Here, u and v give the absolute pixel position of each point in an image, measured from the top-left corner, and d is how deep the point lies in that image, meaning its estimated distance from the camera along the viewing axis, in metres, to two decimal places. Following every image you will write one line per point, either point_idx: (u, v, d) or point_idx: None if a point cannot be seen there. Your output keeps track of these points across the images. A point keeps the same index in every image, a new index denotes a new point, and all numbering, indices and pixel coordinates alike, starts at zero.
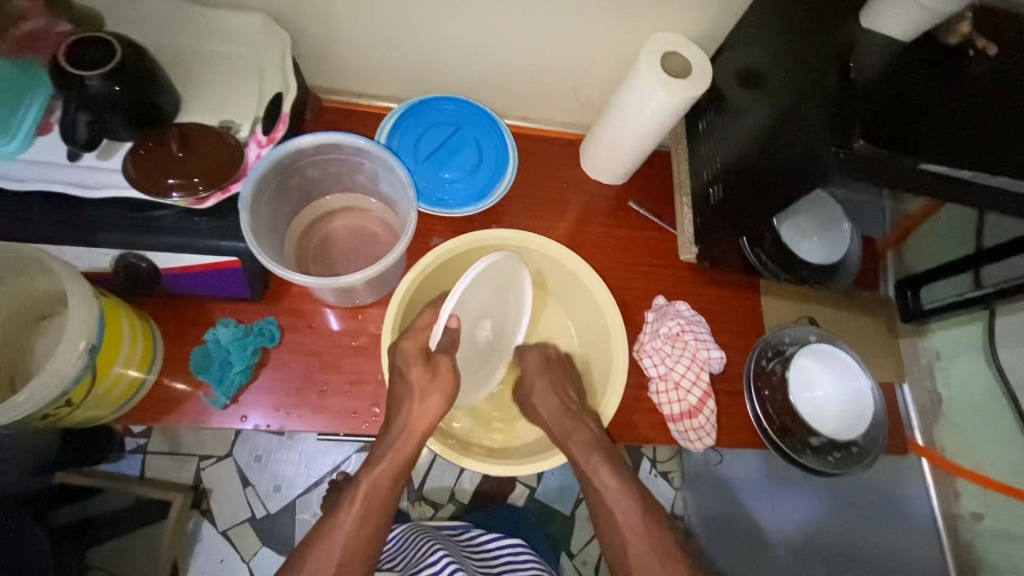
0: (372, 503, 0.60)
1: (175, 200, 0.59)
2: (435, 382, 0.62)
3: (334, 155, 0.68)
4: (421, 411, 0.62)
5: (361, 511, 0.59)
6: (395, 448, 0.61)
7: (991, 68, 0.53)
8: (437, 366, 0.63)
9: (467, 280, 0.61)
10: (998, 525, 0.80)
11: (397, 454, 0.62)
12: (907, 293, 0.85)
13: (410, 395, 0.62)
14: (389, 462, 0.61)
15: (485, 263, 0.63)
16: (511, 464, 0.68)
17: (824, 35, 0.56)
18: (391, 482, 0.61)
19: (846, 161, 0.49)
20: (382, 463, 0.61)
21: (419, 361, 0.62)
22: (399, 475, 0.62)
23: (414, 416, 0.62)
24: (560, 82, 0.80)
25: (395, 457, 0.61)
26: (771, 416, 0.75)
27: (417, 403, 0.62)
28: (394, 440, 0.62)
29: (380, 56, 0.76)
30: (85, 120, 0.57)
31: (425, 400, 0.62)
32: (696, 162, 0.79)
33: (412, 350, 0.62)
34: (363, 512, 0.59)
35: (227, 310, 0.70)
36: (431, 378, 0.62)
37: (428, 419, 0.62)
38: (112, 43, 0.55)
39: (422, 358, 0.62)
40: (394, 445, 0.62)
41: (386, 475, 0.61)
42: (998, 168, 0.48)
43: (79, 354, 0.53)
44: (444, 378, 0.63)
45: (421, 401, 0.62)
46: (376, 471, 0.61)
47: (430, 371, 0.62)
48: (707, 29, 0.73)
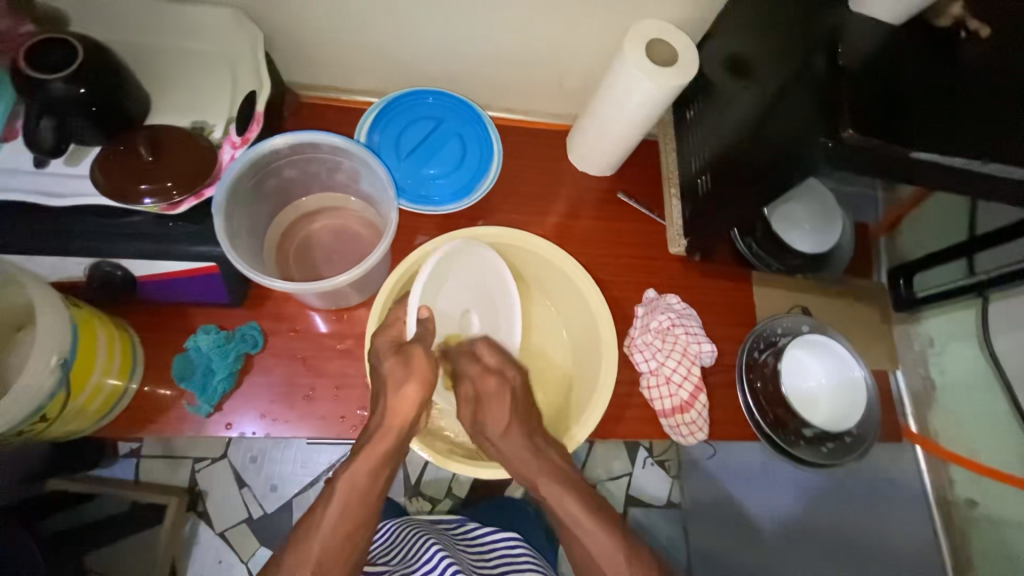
0: (351, 500, 0.58)
1: (147, 206, 0.57)
2: (409, 373, 0.60)
3: (312, 155, 0.66)
4: (397, 402, 0.60)
5: (340, 506, 0.57)
6: (372, 443, 0.59)
7: (985, 52, 0.52)
8: (409, 357, 0.60)
9: (427, 269, 0.60)
10: (993, 513, 0.81)
11: (375, 449, 0.59)
12: (899, 281, 0.84)
13: (387, 384, 0.60)
14: (369, 458, 0.59)
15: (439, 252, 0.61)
16: (499, 466, 0.67)
17: (812, 19, 0.54)
18: (370, 478, 0.59)
19: (836, 151, 0.48)
20: (360, 458, 0.59)
21: (392, 351, 0.61)
22: (381, 470, 0.60)
23: (393, 406, 0.60)
24: (545, 72, 0.78)
25: (373, 451, 0.59)
26: (763, 408, 0.74)
27: (397, 392, 0.60)
28: (374, 432, 0.60)
29: (359, 50, 0.74)
30: (49, 125, 0.55)
31: (400, 389, 0.60)
32: (684, 153, 0.78)
33: (386, 343, 0.62)
34: (343, 506, 0.57)
35: (210, 316, 0.69)
36: (406, 369, 0.59)
37: (408, 409, 0.60)
38: (74, 44, 0.53)
39: (394, 350, 0.61)
40: (374, 437, 0.60)
41: (363, 469, 0.58)
42: (991, 154, 0.47)
43: (51, 369, 0.52)
44: (419, 370, 0.60)
45: (397, 390, 0.60)
46: (353, 466, 0.59)
47: (401, 364, 0.59)
48: (693, 14, 0.71)
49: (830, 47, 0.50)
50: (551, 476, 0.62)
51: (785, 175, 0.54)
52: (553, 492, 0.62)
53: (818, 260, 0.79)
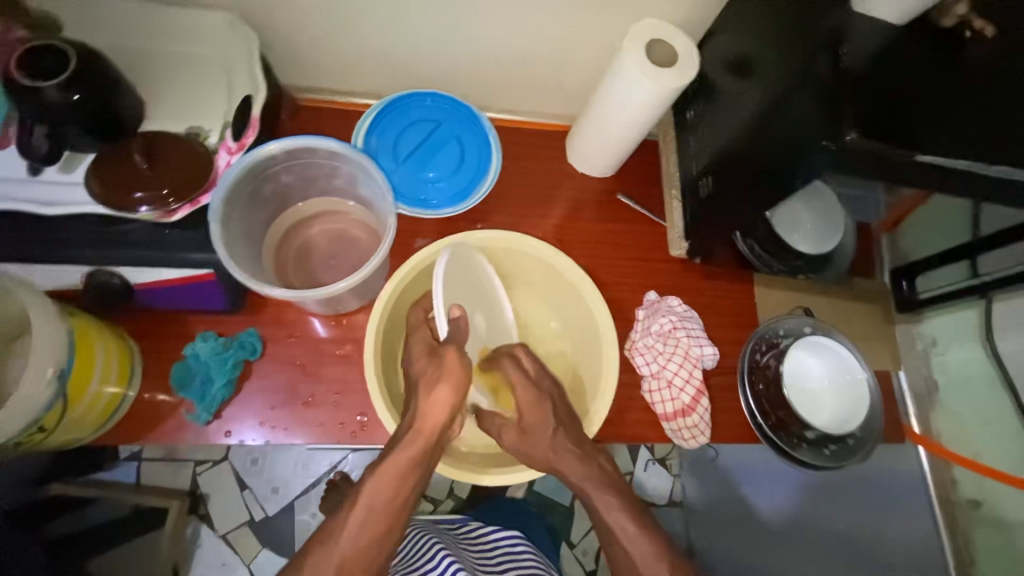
0: (376, 510, 0.52)
1: (143, 214, 0.57)
2: (441, 372, 0.58)
3: (308, 160, 0.65)
4: (430, 405, 0.57)
5: (361, 520, 0.51)
6: (405, 445, 0.55)
7: (990, 52, 0.51)
8: (441, 359, 0.58)
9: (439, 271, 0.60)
10: (996, 513, 0.81)
11: (408, 455, 0.55)
12: (902, 282, 0.84)
13: (419, 385, 0.58)
14: (402, 464, 0.53)
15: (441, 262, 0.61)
16: (505, 470, 0.67)
17: (813, 20, 0.53)
18: (397, 488, 0.53)
19: (838, 155, 0.47)
20: (391, 466, 0.54)
21: (424, 352, 0.61)
22: (412, 478, 0.54)
23: (428, 407, 0.57)
24: (543, 72, 0.77)
25: (405, 456, 0.54)
26: (766, 411, 0.74)
27: (428, 393, 0.57)
28: (403, 437, 0.56)
29: (355, 52, 0.73)
30: (44, 132, 0.55)
31: (432, 390, 0.57)
32: (684, 154, 0.77)
33: (419, 345, 0.63)
34: (366, 519, 0.51)
35: (208, 323, 0.68)
36: (437, 369, 0.57)
37: (440, 410, 0.56)
38: (67, 51, 0.52)
39: (428, 350, 0.61)
40: (403, 442, 0.56)
41: (395, 477, 0.53)
42: (999, 156, 0.46)
43: (48, 380, 0.51)
44: (452, 370, 0.57)
45: (430, 392, 0.57)
46: (382, 476, 0.53)
47: (431, 361, 0.59)
48: (693, 13, 0.71)
49: (833, 48, 0.49)
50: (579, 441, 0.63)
51: (787, 178, 0.54)
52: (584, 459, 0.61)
53: (818, 260, 0.78)
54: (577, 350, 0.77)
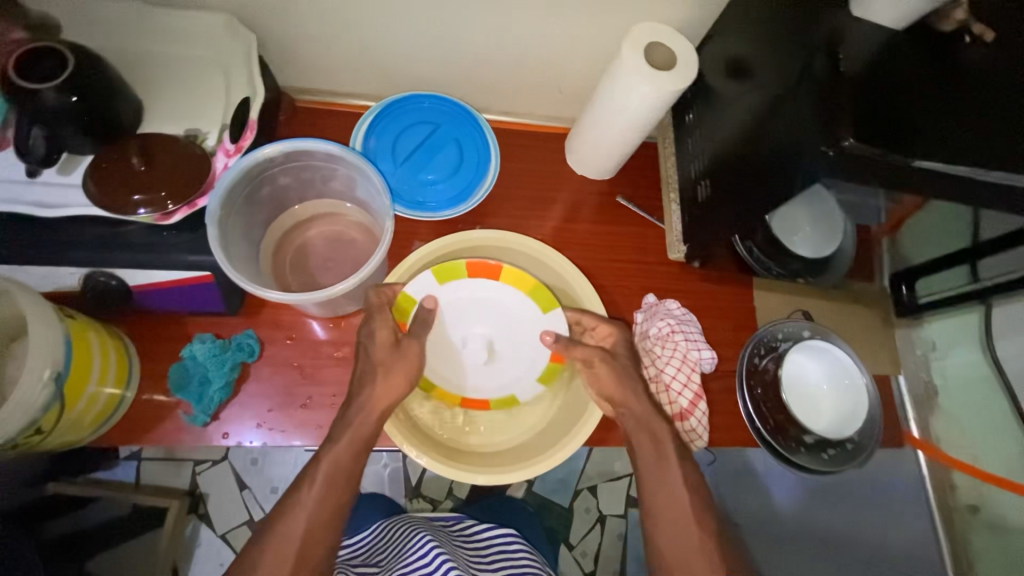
0: (333, 478, 0.57)
1: (141, 216, 0.56)
2: (402, 364, 0.62)
3: (306, 162, 0.65)
4: (385, 389, 0.61)
5: (324, 486, 0.57)
6: (356, 423, 0.59)
7: (989, 57, 0.51)
8: (405, 352, 0.63)
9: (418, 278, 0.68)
10: (995, 518, 0.80)
11: (357, 432, 0.59)
12: (902, 287, 0.84)
13: (377, 368, 0.62)
14: (351, 437, 0.59)
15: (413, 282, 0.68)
16: (529, 466, 0.66)
17: (812, 24, 0.53)
18: (353, 458, 0.59)
19: (836, 160, 0.47)
20: (344, 438, 0.59)
21: (388, 344, 0.63)
22: (361, 454, 0.60)
23: (381, 390, 0.61)
24: (542, 74, 0.77)
25: (355, 435, 0.59)
26: (764, 415, 0.73)
27: (380, 380, 0.61)
28: (354, 416, 0.60)
29: (354, 54, 0.73)
30: (41, 135, 0.54)
31: (388, 376, 0.61)
32: (683, 157, 0.77)
33: (383, 333, 0.63)
34: (327, 483, 0.57)
35: (206, 324, 0.68)
36: (393, 355, 0.62)
37: (391, 396, 0.61)
38: (64, 53, 0.52)
39: (391, 342, 0.63)
40: (353, 420, 0.60)
41: (345, 453, 0.58)
42: (995, 162, 0.46)
43: (45, 382, 0.51)
44: (410, 362, 0.63)
45: (385, 376, 0.61)
46: (336, 447, 0.58)
47: (397, 354, 0.62)
48: (692, 16, 0.70)
49: (831, 52, 0.49)
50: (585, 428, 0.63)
51: (786, 182, 0.53)
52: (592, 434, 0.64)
53: (817, 264, 0.77)
54: None
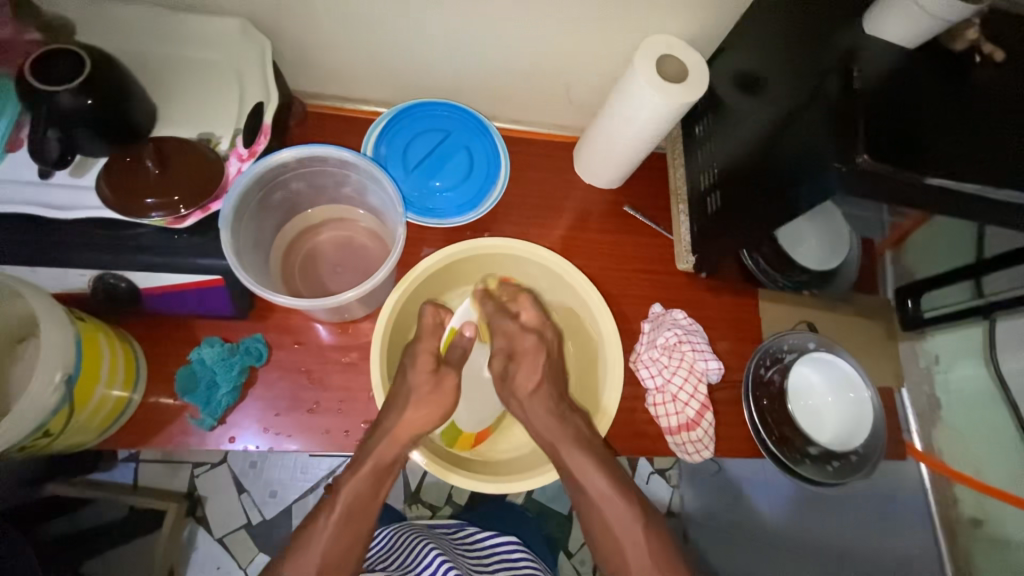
0: (353, 505, 0.59)
1: (154, 220, 0.56)
2: (435, 397, 0.63)
3: (319, 168, 0.66)
4: (410, 421, 0.61)
5: (342, 515, 0.59)
6: (376, 453, 0.61)
7: (998, 76, 0.52)
8: (442, 381, 0.64)
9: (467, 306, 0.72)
10: (997, 532, 0.81)
11: (378, 460, 0.61)
12: (907, 301, 0.84)
13: (409, 397, 0.62)
14: (369, 467, 0.60)
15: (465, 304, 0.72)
16: (527, 479, 0.66)
17: (824, 41, 0.54)
18: (373, 485, 0.61)
19: (848, 176, 0.47)
20: (362, 469, 0.60)
21: (427, 369, 0.64)
22: (383, 478, 0.62)
23: (405, 423, 0.61)
24: (553, 83, 0.78)
25: (376, 465, 0.61)
26: (769, 426, 0.73)
27: (408, 409, 0.62)
28: (374, 446, 0.61)
29: (367, 60, 0.74)
30: (55, 137, 0.54)
31: (418, 408, 0.62)
32: (692, 169, 0.78)
33: (425, 359, 0.64)
34: (344, 515, 0.59)
35: (214, 327, 0.68)
36: (431, 390, 0.63)
37: (417, 428, 0.62)
38: (81, 56, 0.52)
39: (431, 366, 0.64)
40: (374, 451, 0.61)
41: (365, 480, 0.60)
42: (1005, 181, 0.47)
43: (56, 385, 0.51)
44: (445, 395, 0.64)
45: (416, 407, 0.62)
46: (355, 475, 0.60)
47: (433, 384, 0.64)
48: (702, 30, 0.71)
49: (845, 70, 0.50)
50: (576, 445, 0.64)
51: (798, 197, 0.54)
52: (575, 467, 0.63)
53: (824, 277, 0.77)
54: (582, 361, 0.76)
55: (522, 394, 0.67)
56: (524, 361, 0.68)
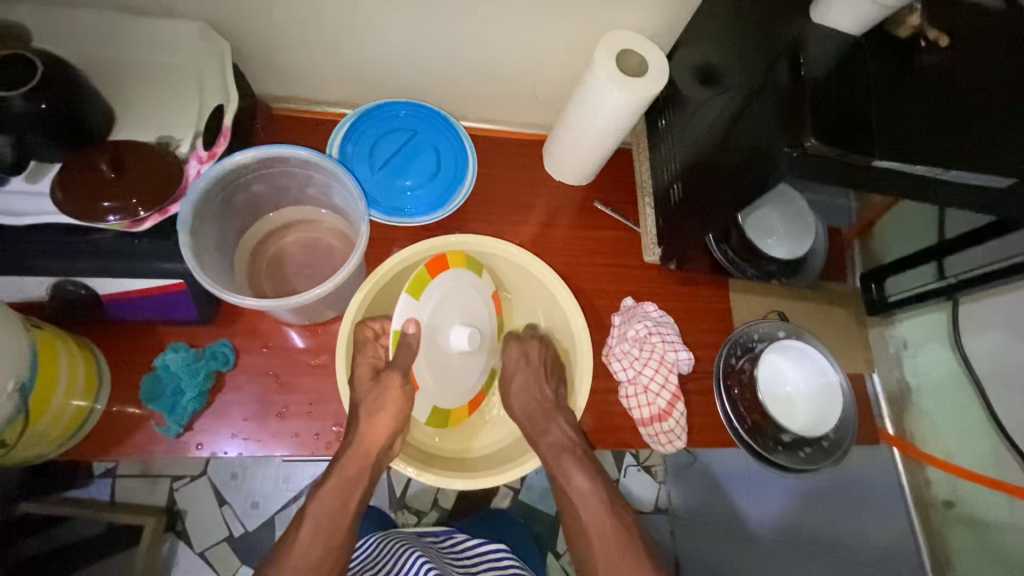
0: (321, 521, 0.57)
1: (111, 223, 0.55)
2: (381, 403, 0.59)
3: (281, 169, 0.65)
4: (368, 429, 0.59)
5: (313, 528, 0.56)
6: (341, 465, 0.59)
7: (940, 61, 0.53)
8: (384, 386, 0.59)
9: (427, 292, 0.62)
10: (970, 513, 0.80)
11: (343, 471, 0.59)
12: (870, 285, 0.86)
13: (360, 411, 0.59)
14: (335, 478, 0.59)
15: (436, 287, 0.63)
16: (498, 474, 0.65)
17: (774, 31, 0.55)
18: (342, 497, 0.58)
19: (798, 161, 0.48)
20: (331, 480, 0.59)
21: (367, 378, 0.60)
22: (352, 490, 0.59)
23: (365, 434, 0.58)
24: (518, 82, 0.78)
25: (345, 474, 0.59)
26: (742, 415, 0.74)
27: (367, 422, 0.59)
28: (340, 460, 0.59)
29: (331, 64, 0.74)
30: (8, 142, 0.54)
31: (372, 415, 0.59)
32: (657, 163, 0.78)
33: (364, 369, 0.61)
34: (314, 529, 0.56)
35: (180, 333, 0.67)
36: (377, 397, 0.59)
37: (377, 438, 0.59)
38: (33, 62, 0.52)
39: (372, 374, 0.61)
40: (341, 462, 0.59)
41: (332, 491, 0.58)
42: (951, 162, 0.49)
43: (9, 394, 0.50)
44: (392, 397, 0.59)
45: (369, 415, 0.59)
46: (322, 490, 0.58)
47: (376, 392, 0.59)
48: (661, 26, 0.72)
49: (793, 55, 0.50)
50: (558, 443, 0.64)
51: (754, 184, 0.54)
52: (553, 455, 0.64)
53: (792, 265, 0.79)
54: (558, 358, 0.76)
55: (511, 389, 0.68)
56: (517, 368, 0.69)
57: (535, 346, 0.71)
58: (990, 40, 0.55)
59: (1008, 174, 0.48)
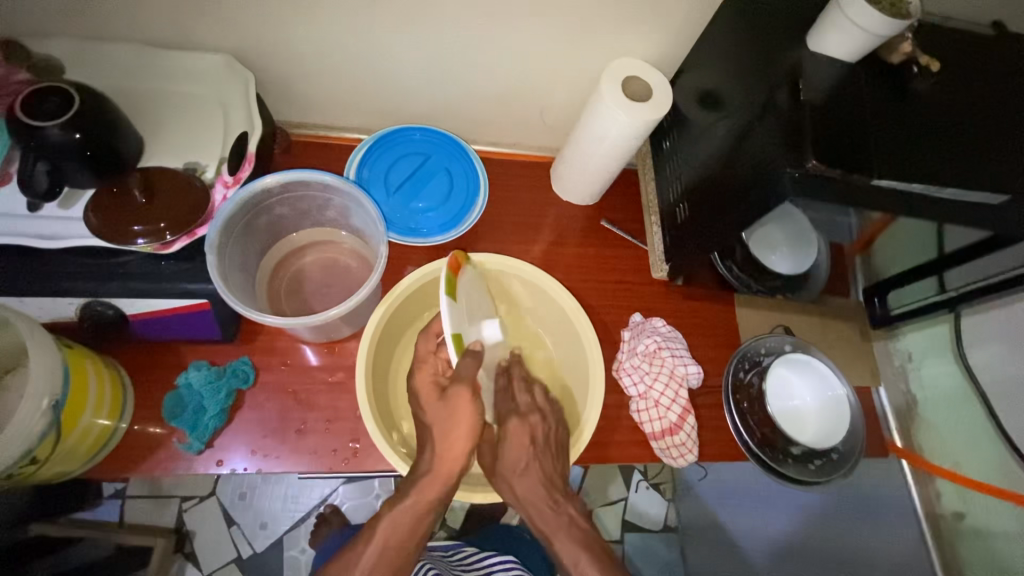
0: (388, 545, 0.54)
1: (140, 246, 0.58)
2: (455, 417, 0.58)
3: (303, 192, 0.68)
4: (446, 449, 0.58)
5: (379, 547, 0.54)
6: (420, 485, 0.56)
7: (932, 85, 0.56)
8: (454, 404, 0.58)
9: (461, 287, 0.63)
10: (979, 524, 0.82)
11: (423, 492, 0.56)
12: (874, 299, 0.86)
13: (435, 428, 0.58)
14: (412, 498, 0.56)
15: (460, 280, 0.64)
16: None
17: (775, 59, 0.57)
18: (413, 521, 0.56)
19: (801, 181, 0.50)
20: (406, 499, 0.56)
21: (435, 397, 0.60)
22: (424, 514, 0.56)
23: (444, 452, 0.57)
24: (528, 107, 0.82)
25: (420, 496, 0.56)
26: (752, 428, 0.75)
27: (442, 439, 0.58)
28: (417, 480, 0.57)
29: (348, 91, 0.77)
30: (44, 169, 0.56)
31: (450, 432, 0.58)
32: (662, 183, 0.81)
33: (429, 389, 0.61)
34: (382, 551, 0.54)
35: (200, 352, 0.69)
36: (450, 412, 0.58)
37: (455, 457, 0.57)
38: (71, 93, 0.54)
39: (438, 394, 0.61)
40: (419, 483, 0.57)
41: (408, 514, 0.55)
42: (946, 180, 0.51)
43: (43, 410, 0.52)
44: (466, 409, 0.58)
45: (445, 434, 0.58)
46: (396, 509, 0.56)
47: (447, 409, 0.58)
48: (665, 53, 0.76)
49: (792, 83, 0.53)
50: (571, 536, 0.58)
51: (757, 203, 0.56)
52: (571, 555, 0.58)
53: (797, 282, 0.81)
54: (562, 358, 0.78)
55: (511, 475, 0.60)
56: (511, 441, 0.61)
57: (515, 422, 0.63)
58: (974, 63, 0.59)
59: (999, 191, 0.51)
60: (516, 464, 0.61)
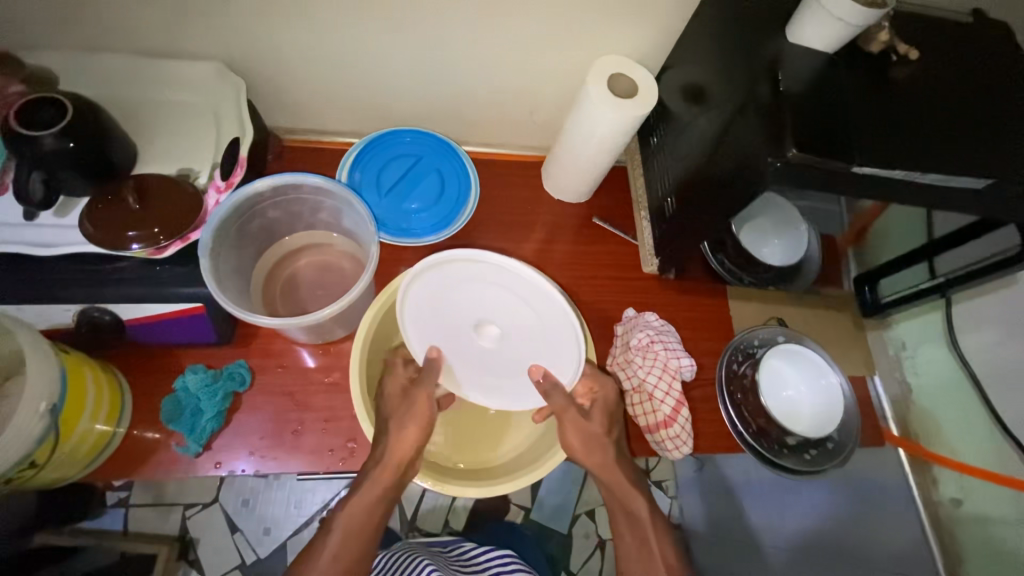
0: (347, 534, 0.59)
1: (134, 251, 0.58)
2: (416, 411, 0.65)
3: (294, 196, 0.69)
4: (398, 441, 0.63)
5: (339, 537, 0.59)
6: (371, 477, 0.61)
7: (911, 73, 0.57)
8: (413, 401, 0.65)
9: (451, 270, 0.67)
10: (977, 509, 0.82)
11: (373, 485, 0.61)
12: (865, 287, 0.87)
13: (390, 422, 0.64)
14: (364, 490, 0.61)
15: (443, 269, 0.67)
16: (507, 481, 0.66)
17: (755, 52, 0.58)
18: (368, 513, 0.60)
19: (783, 170, 0.51)
20: (359, 491, 0.61)
21: (399, 392, 0.66)
22: (376, 505, 0.61)
23: (392, 446, 0.62)
24: (517, 107, 0.82)
25: (371, 487, 0.61)
26: (747, 420, 0.76)
27: (396, 432, 0.63)
28: (371, 472, 0.61)
29: (339, 96, 0.78)
30: (39, 178, 0.56)
31: (401, 429, 0.63)
32: (651, 178, 0.82)
33: (396, 386, 0.67)
34: (342, 538, 0.59)
35: (197, 356, 0.70)
36: (408, 409, 0.65)
37: (406, 449, 0.63)
38: (64, 103, 0.55)
39: (403, 394, 0.66)
40: (371, 474, 0.61)
41: (361, 504, 0.60)
42: (927, 166, 0.52)
43: (41, 415, 0.53)
44: (423, 405, 0.65)
45: (398, 430, 0.63)
46: (352, 501, 0.61)
47: (405, 402, 0.65)
48: (650, 50, 0.76)
49: (772, 74, 0.54)
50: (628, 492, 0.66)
51: (740, 193, 0.57)
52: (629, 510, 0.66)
53: (789, 272, 0.81)
54: None
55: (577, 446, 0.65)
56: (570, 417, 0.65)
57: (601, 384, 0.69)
58: (953, 51, 0.59)
59: (981, 175, 0.52)
60: (577, 439, 0.65)
